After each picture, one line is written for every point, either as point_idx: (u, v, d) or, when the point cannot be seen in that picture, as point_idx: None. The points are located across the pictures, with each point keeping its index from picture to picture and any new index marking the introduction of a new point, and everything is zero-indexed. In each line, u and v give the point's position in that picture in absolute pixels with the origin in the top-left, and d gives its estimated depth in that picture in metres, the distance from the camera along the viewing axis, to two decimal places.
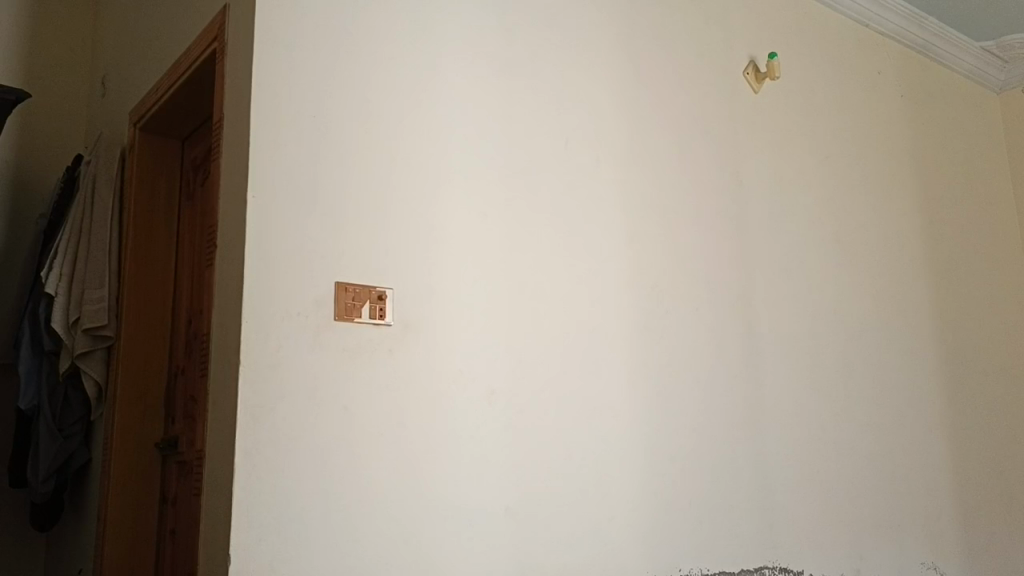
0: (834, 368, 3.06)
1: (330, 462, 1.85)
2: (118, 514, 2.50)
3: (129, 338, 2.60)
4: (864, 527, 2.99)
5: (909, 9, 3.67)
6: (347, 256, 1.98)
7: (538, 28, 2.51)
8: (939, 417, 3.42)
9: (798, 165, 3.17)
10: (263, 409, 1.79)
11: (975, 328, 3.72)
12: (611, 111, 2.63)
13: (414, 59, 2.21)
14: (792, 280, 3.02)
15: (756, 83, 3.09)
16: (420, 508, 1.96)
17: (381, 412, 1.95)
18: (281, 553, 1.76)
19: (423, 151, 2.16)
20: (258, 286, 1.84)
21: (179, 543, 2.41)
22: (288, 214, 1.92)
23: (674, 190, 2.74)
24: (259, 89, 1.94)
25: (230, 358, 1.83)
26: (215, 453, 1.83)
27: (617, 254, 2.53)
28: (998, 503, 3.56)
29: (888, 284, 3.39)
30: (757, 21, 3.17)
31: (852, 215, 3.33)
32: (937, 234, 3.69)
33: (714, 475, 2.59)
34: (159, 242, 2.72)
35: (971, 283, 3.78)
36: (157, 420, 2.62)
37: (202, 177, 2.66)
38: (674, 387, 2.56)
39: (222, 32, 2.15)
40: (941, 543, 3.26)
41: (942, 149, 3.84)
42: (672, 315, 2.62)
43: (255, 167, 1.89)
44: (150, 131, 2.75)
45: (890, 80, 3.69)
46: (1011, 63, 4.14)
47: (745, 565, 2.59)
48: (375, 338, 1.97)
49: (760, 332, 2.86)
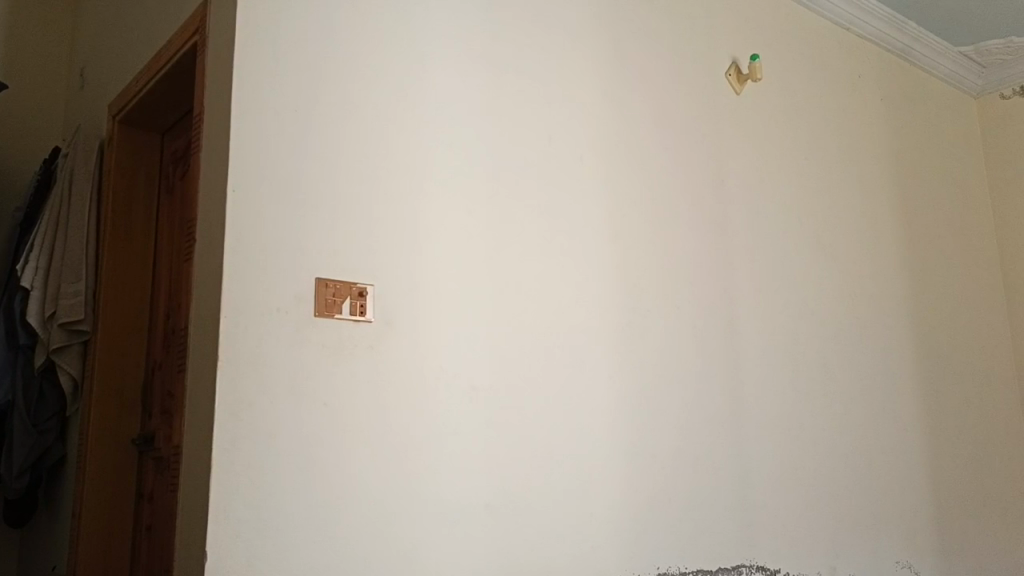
0: (812, 367, 3.08)
1: (310, 459, 1.84)
2: (94, 510, 2.47)
3: (105, 333, 2.58)
4: (841, 526, 3.01)
5: (891, 13, 3.70)
6: (328, 252, 1.97)
7: (523, 25, 2.51)
8: (915, 418, 3.45)
9: (780, 167, 3.19)
10: (241, 405, 1.78)
11: (951, 329, 3.76)
12: (594, 110, 2.63)
13: (400, 54, 2.20)
14: (771, 280, 3.03)
15: (738, 85, 3.10)
16: (401, 505, 1.96)
17: (361, 408, 1.94)
18: (260, 549, 1.74)
19: (407, 147, 2.16)
20: (239, 281, 1.83)
21: (155, 539, 2.39)
22: (270, 209, 1.91)
23: (657, 190, 2.75)
24: (240, 81, 1.93)
25: (209, 354, 1.82)
26: (194, 448, 1.82)
27: (599, 252, 2.53)
28: (973, 504, 3.60)
29: (867, 288, 3.41)
30: (740, 23, 3.18)
31: (832, 218, 3.35)
32: (914, 236, 3.72)
33: (693, 475, 2.60)
34: (137, 237, 2.70)
35: (948, 286, 3.81)
36: (135, 415, 2.59)
37: (182, 171, 2.63)
38: (655, 385, 2.57)
39: (203, 24, 2.14)
40: (916, 543, 3.28)
41: (921, 153, 3.88)
42: (654, 313, 2.63)
43: (236, 160, 1.88)
44: (129, 124, 2.73)
45: (870, 84, 3.72)
46: (989, 68, 4.19)
47: (723, 564, 2.60)
48: (356, 334, 1.97)
49: (740, 333, 2.87)
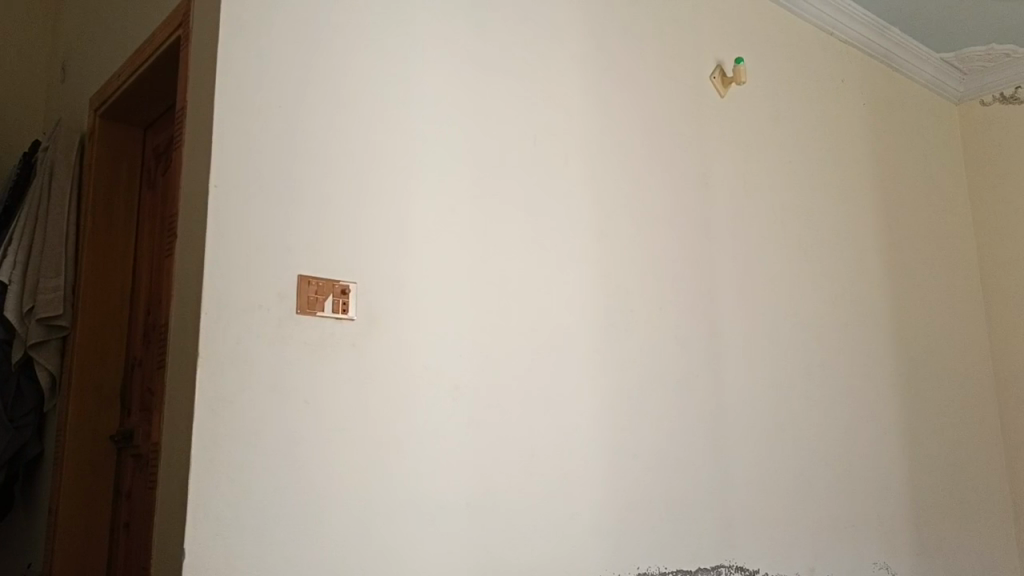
0: (793, 369, 3.10)
1: (290, 456, 1.83)
2: (71, 508, 2.45)
3: (84, 327, 2.55)
4: (820, 526, 3.02)
5: (873, 19, 3.73)
6: (311, 249, 1.96)
7: (508, 25, 2.51)
8: (894, 421, 3.48)
9: (763, 170, 3.21)
10: (222, 402, 1.77)
11: (930, 332, 3.79)
12: (579, 110, 2.64)
13: (385, 51, 2.20)
14: (753, 282, 3.04)
15: (723, 87, 3.12)
16: (382, 503, 1.95)
17: (342, 406, 1.93)
18: (238, 547, 1.73)
19: (392, 144, 2.15)
20: (221, 277, 1.82)
21: (133, 537, 2.37)
22: (252, 205, 1.89)
23: (640, 191, 2.76)
24: (224, 76, 1.92)
25: (189, 350, 1.81)
26: (172, 444, 1.80)
27: (583, 252, 2.54)
28: (949, 505, 3.63)
29: (848, 291, 3.44)
30: (725, 26, 3.20)
31: (815, 221, 3.38)
32: (894, 239, 3.75)
33: (673, 475, 2.60)
34: (118, 232, 2.67)
35: (928, 291, 3.85)
36: (113, 412, 2.56)
37: (164, 166, 2.61)
38: (636, 386, 2.58)
39: (187, 18, 2.12)
40: (894, 543, 3.31)
41: (903, 159, 3.91)
42: (636, 314, 2.64)
43: (218, 156, 1.87)
44: (111, 118, 2.70)
45: (853, 89, 3.74)
46: (970, 75, 4.23)
47: (702, 565, 2.60)
48: (338, 331, 1.96)
49: (722, 335, 2.88)
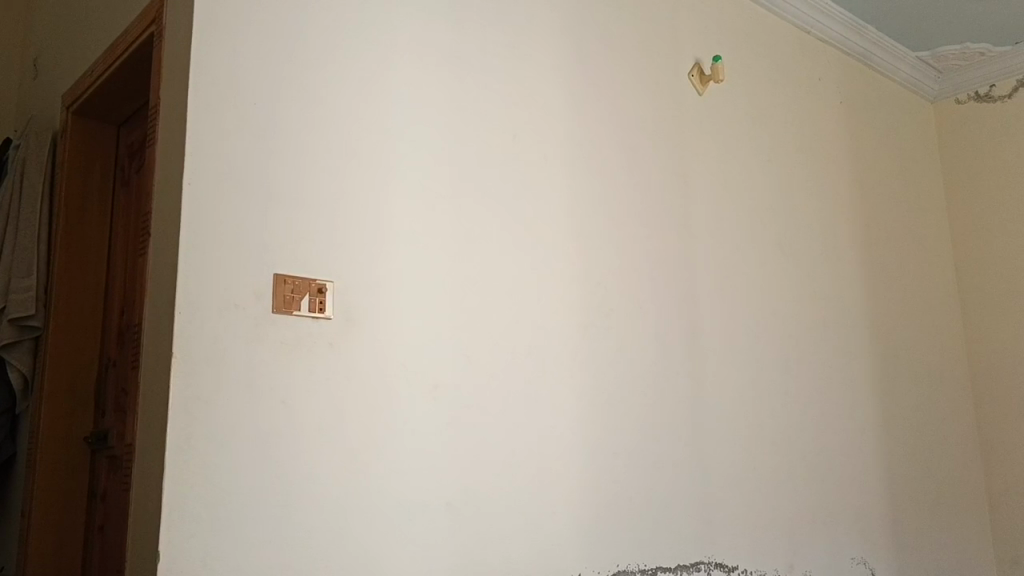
0: (771, 365, 3.12)
1: (267, 457, 1.82)
2: (45, 510, 2.42)
3: (57, 328, 2.53)
4: (798, 522, 3.04)
5: (850, 18, 3.75)
6: (287, 249, 1.94)
7: (484, 23, 2.50)
8: (870, 417, 3.51)
9: (741, 167, 3.21)
10: (197, 402, 1.75)
11: (906, 328, 3.82)
12: (557, 108, 2.64)
13: (361, 49, 2.18)
14: (731, 278, 3.05)
15: (701, 86, 3.12)
16: (361, 502, 1.94)
17: (321, 406, 1.92)
18: (215, 550, 1.72)
19: (369, 143, 2.14)
20: (194, 276, 1.80)
21: (108, 538, 2.35)
22: (226, 204, 1.87)
23: (618, 189, 2.75)
24: (198, 75, 1.89)
25: (163, 350, 1.79)
26: (147, 445, 1.78)
27: (561, 251, 2.54)
28: (926, 501, 3.66)
29: (825, 287, 3.46)
30: (704, 25, 3.21)
31: (792, 220, 3.39)
32: (870, 236, 3.78)
33: (652, 473, 2.61)
34: (92, 231, 2.64)
35: (904, 288, 3.87)
36: (88, 415, 2.54)
37: (138, 164, 2.59)
38: (614, 384, 2.57)
39: (160, 14, 2.10)
40: (871, 539, 3.34)
41: (879, 157, 3.94)
42: (615, 311, 2.64)
43: (192, 154, 1.85)
44: (84, 116, 2.66)
45: (830, 86, 3.76)
46: (946, 74, 4.27)
47: (681, 562, 2.61)
48: (315, 331, 1.94)
49: (701, 333, 2.89)
